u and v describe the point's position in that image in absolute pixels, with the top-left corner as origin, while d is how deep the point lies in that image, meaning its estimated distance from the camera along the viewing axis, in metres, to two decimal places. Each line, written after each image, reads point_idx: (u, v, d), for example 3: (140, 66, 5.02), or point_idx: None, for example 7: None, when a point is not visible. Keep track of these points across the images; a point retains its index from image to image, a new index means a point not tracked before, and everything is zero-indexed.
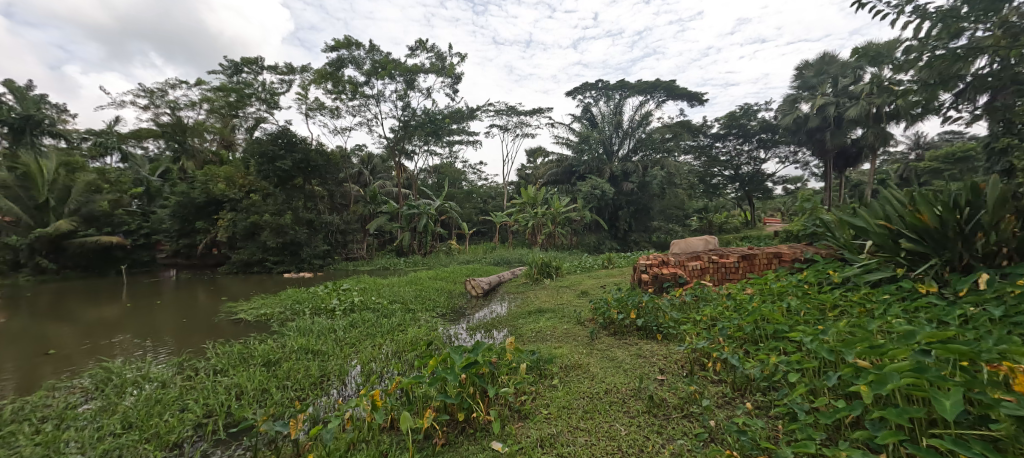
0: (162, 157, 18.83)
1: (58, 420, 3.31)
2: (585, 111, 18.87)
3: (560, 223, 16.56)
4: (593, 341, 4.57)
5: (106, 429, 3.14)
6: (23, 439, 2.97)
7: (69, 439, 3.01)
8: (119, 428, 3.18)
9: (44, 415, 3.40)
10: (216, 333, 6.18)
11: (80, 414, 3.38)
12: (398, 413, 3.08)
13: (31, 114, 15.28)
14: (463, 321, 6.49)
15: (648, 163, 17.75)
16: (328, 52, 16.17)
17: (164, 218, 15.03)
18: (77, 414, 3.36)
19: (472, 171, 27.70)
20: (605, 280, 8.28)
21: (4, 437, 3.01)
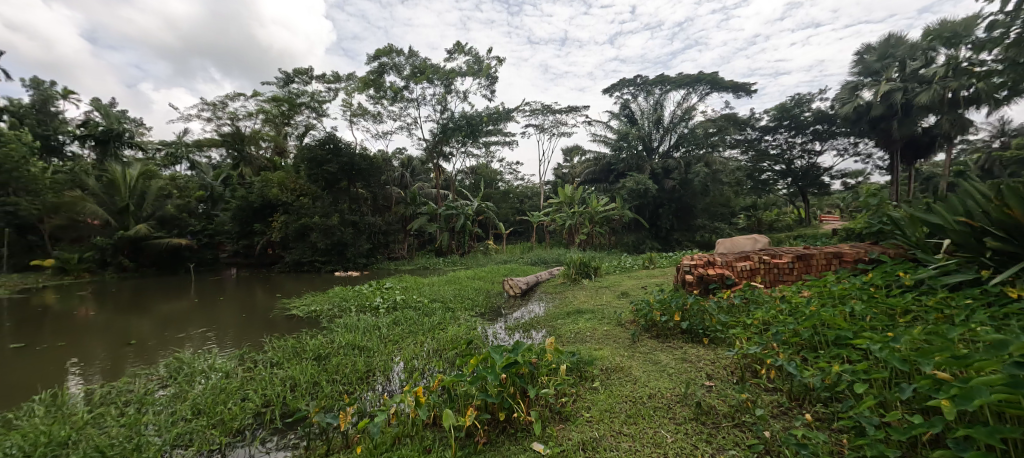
0: (223, 164, 20.28)
1: (139, 404, 3.63)
2: (624, 107, 18.43)
3: (598, 223, 16.33)
4: (634, 344, 4.46)
5: (178, 415, 3.41)
6: (111, 420, 3.28)
7: (148, 422, 3.29)
8: (190, 414, 3.44)
9: (127, 400, 3.75)
10: (272, 328, 6.57)
11: (157, 400, 3.69)
12: (440, 410, 3.14)
13: (115, 127, 16.65)
14: (501, 321, 6.53)
15: (691, 159, 17.08)
16: (371, 59, 16.78)
17: (226, 221, 16.19)
18: (154, 400, 3.68)
19: (509, 171, 27.84)
20: (645, 280, 8.06)
21: (95, 418, 3.34)
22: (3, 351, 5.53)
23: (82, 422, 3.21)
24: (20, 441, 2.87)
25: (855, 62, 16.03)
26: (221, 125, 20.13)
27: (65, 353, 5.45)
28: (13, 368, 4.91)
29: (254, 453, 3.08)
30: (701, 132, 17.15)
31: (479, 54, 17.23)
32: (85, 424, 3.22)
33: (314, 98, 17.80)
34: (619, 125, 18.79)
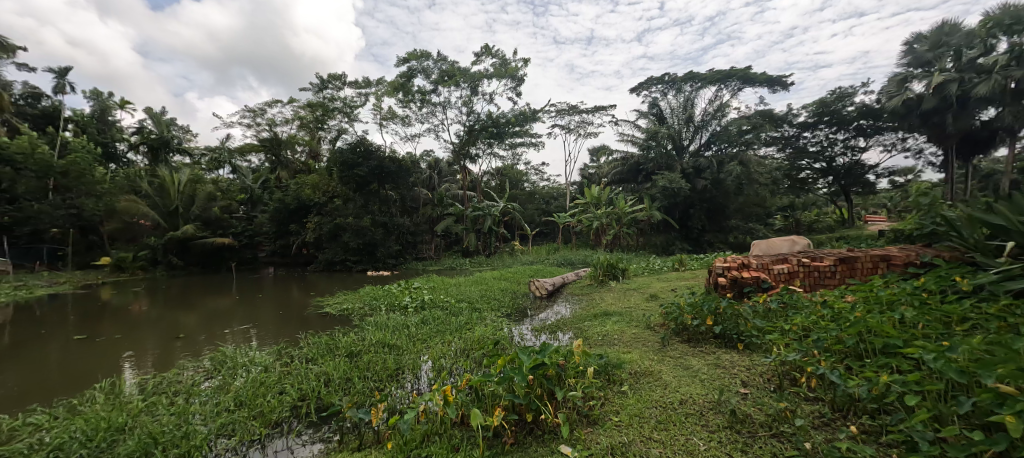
0: (261, 168, 21.22)
1: (186, 395, 3.84)
2: (653, 105, 18.06)
3: (625, 224, 16.12)
4: (665, 348, 4.35)
5: (222, 406, 3.58)
6: (163, 409, 3.49)
7: (195, 412, 3.45)
8: (232, 405, 3.60)
9: (176, 390, 3.96)
10: (307, 325, 6.80)
11: (202, 391, 3.89)
12: (468, 410, 3.16)
13: (166, 135, 17.77)
14: (527, 321, 6.55)
15: (723, 157, 16.54)
16: (400, 64, 17.12)
17: (264, 222, 16.93)
18: (200, 391, 3.88)
19: (535, 172, 27.81)
20: (676, 282, 7.86)
21: (148, 406, 3.55)
22: (68, 342, 5.97)
23: (137, 409, 3.42)
24: (85, 425, 3.09)
25: (904, 53, 15.07)
26: (260, 130, 21.07)
27: (121, 345, 5.83)
28: (77, 357, 5.30)
29: (291, 444, 3.20)
30: (735, 130, 16.57)
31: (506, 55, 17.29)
32: (139, 411, 3.42)
33: (346, 103, 18.35)
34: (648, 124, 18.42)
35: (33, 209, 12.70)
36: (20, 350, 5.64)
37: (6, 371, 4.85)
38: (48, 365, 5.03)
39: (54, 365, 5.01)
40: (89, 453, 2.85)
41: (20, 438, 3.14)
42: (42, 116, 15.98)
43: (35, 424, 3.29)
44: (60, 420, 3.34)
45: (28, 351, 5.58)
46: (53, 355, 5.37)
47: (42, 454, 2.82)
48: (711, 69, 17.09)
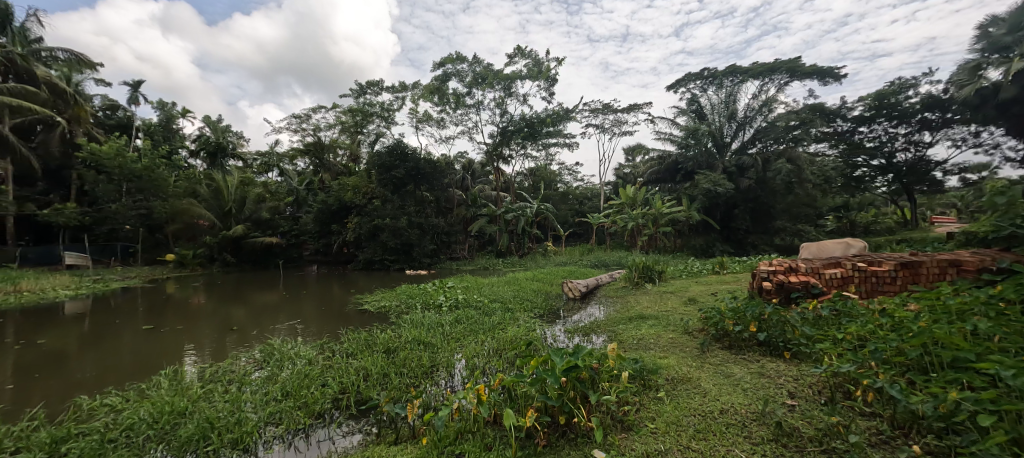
0: (305, 170, 22.24)
1: (239, 383, 4.06)
2: (692, 102, 17.47)
3: (662, 225, 15.70)
4: (704, 354, 4.18)
5: (270, 395, 3.76)
6: (218, 395, 3.72)
7: (246, 400, 3.65)
8: (280, 395, 3.78)
9: (229, 379, 4.20)
10: (348, 321, 7.06)
11: (253, 380, 4.11)
12: (501, 410, 3.14)
13: (222, 141, 19.03)
14: (560, 323, 6.48)
15: (769, 155, 15.74)
16: (435, 68, 17.46)
17: (308, 222, 17.73)
18: (251, 380, 4.09)
19: (568, 172, 27.58)
20: (716, 286, 7.55)
21: (205, 393, 3.78)
22: (137, 332, 6.49)
23: (196, 395, 3.65)
24: (151, 408, 3.34)
25: (977, 38, 13.79)
26: (304, 135, 22.11)
27: (181, 335, 6.26)
28: (144, 345, 5.74)
29: (333, 435, 3.32)
30: (783, 126, 15.71)
31: (538, 56, 17.25)
32: (198, 397, 3.65)
33: (384, 107, 18.92)
34: (687, 122, 17.84)
35: (111, 210, 14.59)
36: (96, 337, 6.18)
37: (86, 356, 5.32)
38: (121, 351, 5.49)
39: (126, 352, 5.46)
40: (156, 435, 3.07)
41: (98, 417, 3.43)
42: (117, 125, 17.50)
43: (110, 405, 3.58)
44: (130, 402, 3.63)
45: (103, 339, 6.11)
46: (124, 343, 5.85)
47: (116, 433, 3.07)
48: (755, 63, 16.33)
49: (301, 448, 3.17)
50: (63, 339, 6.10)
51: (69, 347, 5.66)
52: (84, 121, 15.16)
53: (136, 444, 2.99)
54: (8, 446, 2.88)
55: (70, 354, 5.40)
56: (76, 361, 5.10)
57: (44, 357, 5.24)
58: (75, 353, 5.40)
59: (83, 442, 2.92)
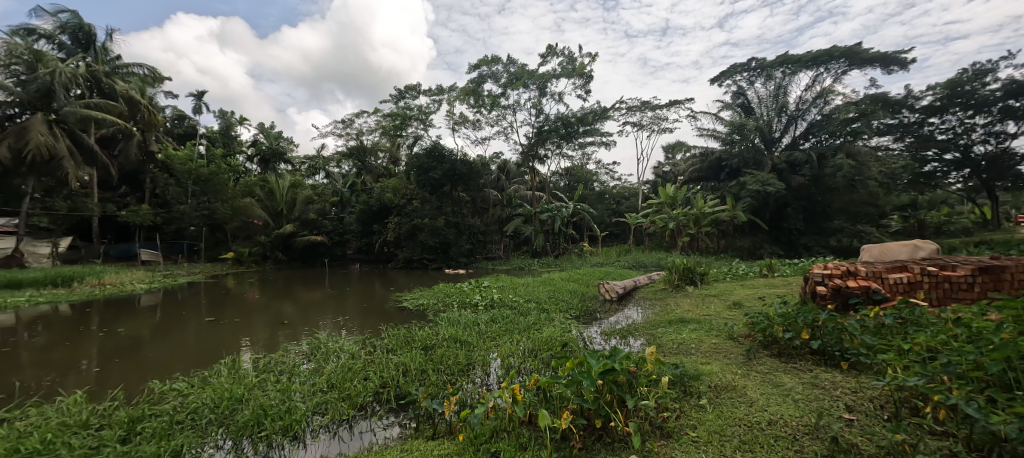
0: (348, 173, 23.16)
1: (289, 374, 4.27)
2: (737, 96, 16.69)
3: (705, 225, 15.12)
4: (751, 362, 3.96)
5: (317, 386, 3.93)
6: (271, 385, 3.93)
7: (296, 389, 3.82)
8: (326, 387, 3.93)
9: (281, 369, 4.44)
10: (388, 318, 7.27)
11: (301, 372, 4.31)
12: (536, 410, 3.12)
13: (275, 147, 20.17)
14: (597, 325, 6.36)
15: (824, 150, 14.76)
16: (471, 70, 17.68)
17: (351, 222, 18.45)
18: (300, 372, 4.29)
19: (605, 172, 27.11)
20: (764, 290, 7.16)
21: (260, 382, 4.02)
22: (200, 323, 7.00)
23: (251, 384, 3.88)
24: (212, 394, 3.57)
25: None
26: (348, 139, 23.03)
27: (237, 328, 6.69)
28: (206, 336, 6.18)
29: (374, 427, 3.42)
30: (840, 118, 14.66)
31: (571, 53, 17.02)
32: (253, 386, 3.88)
33: (422, 111, 19.38)
34: (732, 117, 17.06)
35: (179, 211, 15.87)
36: (166, 327, 6.72)
37: (156, 344, 5.79)
38: (186, 341, 5.92)
39: (190, 342, 5.89)
40: (216, 419, 3.28)
41: (168, 400, 3.71)
42: (183, 133, 18.98)
43: (177, 390, 3.87)
44: (195, 388, 3.90)
45: (171, 329, 6.63)
46: (189, 333, 6.32)
47: (182, 415, 3.30)
48: (808, 52, 15.35)
49: (346, 439, 3.28)
50: (138, 327, 6.68)
51: (143, 335, 6.19)
52: (156, 130, 16.54)
53: (200, 426, 3.21)
54: (95, 422, 3.18)
55: (144, 341, 5.90)
56: (149, 349, 5.55)
57: (122, 344, 5.76)
58: (148, 341, 5.89)
59: (155, 422, 3.17)
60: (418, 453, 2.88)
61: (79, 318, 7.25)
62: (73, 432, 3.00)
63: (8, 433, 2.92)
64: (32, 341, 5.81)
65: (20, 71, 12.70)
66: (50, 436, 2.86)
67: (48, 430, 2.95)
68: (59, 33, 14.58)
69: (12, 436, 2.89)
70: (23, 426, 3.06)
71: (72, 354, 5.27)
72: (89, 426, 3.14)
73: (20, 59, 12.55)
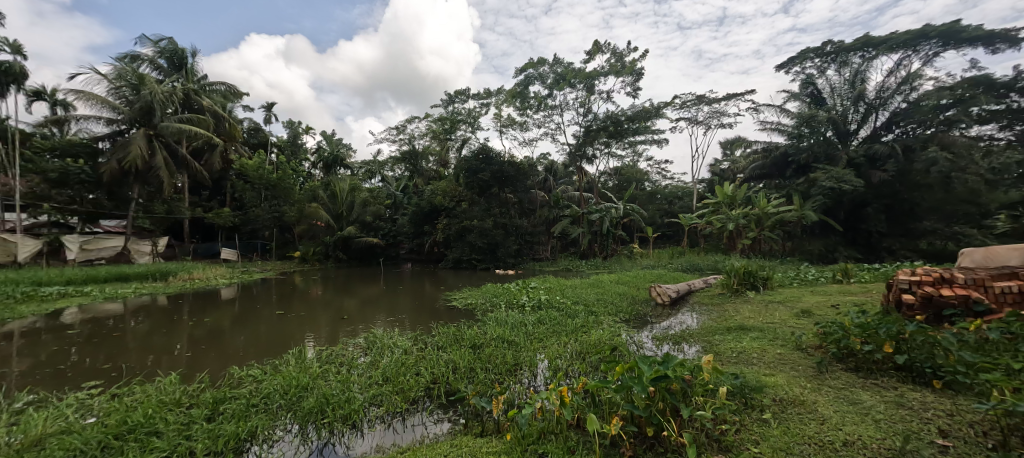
0: (401, 176, 24.09)
1: (348, 366, 4.49)
2: (806, 85, 15.44)
3: (768, 225, 14.19)
4: (822, 376, 3.61)
5: (374, 379, 4.08)
6: (333, 375, 4.14)
7: (354, 381, 4.00)
8: (381, 380, 4.08)
9: (341, 361, 4.68)
10: (438, 316, 7.46)
11: (359, 364, 4.51)
12: (585, 414, 3.04)
13: (336, 153, 21.57)
14: (648, 329, 6.13)
15: (911, 142, 13.27)
16: (518, 73, 17.77)
17: (404, 224, 19.17)
18: (358, 365, 4.50)
19: (656, 171, 26.16)
20: (838, 297, 6.52)
21: (323, 372, 4.26)
22: (271, 316, 7.58)
23: (315, 373, 4.12)
24: (282, 381, 3.83)
25: None
26: (401, 144, 23.97)
27: (303, 321, 7.17)
28: (276, 328, 6.68)
29: (425, 421, 3.51)
30: (930, 106, 13.12)
31: (620, 49, 16.60)
32: (317, 375, 4.11)
33: (470, 114, 19.76)
34: (800, 108, 15.82)
35: (254, 214, 17.32)
36: (242, 319, 7.34)
37: (234, 334, 6.33)
38: (259, 331, 6.43)
39: (263, 333, 6.39)
40: (286, 404, 3.52)
41: (245, 384, 4.04)
42: (257, 143, 20.68)
43: (253, 376, 4.20)
44: (268, 375, 4.22)
45: (247, 320, 7.24)
46: (262, 325, 6.86)
47: (257, 399, 3.57)
48: (893, 33, 13.84)
49: (399, 430, 3.39)
50: (220, 318, 7.36)
51: (223, 325, 6.80)
52: (235, 140, 18.14)
53: (272, 410, 3.45)
54: (186, 401, 3.51)
55: (223, 331, 6.47)
56: (228, 338, 6.08)
57: (206, 333, 6.35)
58: (226, 331, 6.46)
59: (235, 405, 3.44)
60: (468, 449, 2.91)
61: (173, 308, 8.11)
62: (169, 409, 3.33)
63: (119, 407, 3.29)
64: (136, 327, 6.57)
65: (127, 92, 14.35)
66: (151, 410, 3.20)
67: (150, 405, 3.30)
68: (157, 57, 16.34)
69: (121, 409, 3.26)
70: (131, 401, 3.45)
71: (167, 341, 5.89)
72: (181, 404, 3.47)
73: (127, 82, 14.19)
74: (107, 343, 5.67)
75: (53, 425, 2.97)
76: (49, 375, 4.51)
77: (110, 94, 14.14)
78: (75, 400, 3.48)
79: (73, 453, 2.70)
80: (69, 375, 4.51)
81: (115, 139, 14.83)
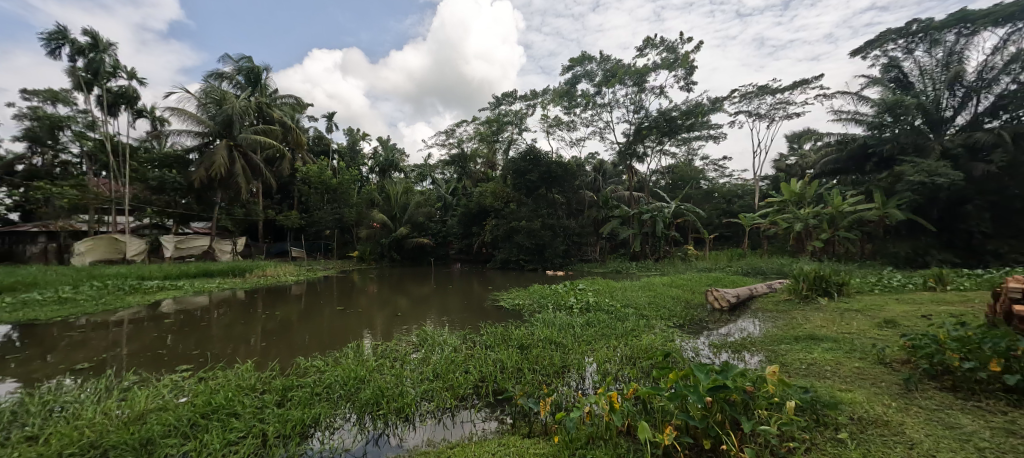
0: (450, 178, 24.62)
1: (402, 361, 4.63)
2: (889, 68, 13.93)
3: (843, 225, 13.00)
4: (911, 394, 3.19)
5: (425, 374, 4.17)
6: (388, 369, 4.28)
7: (407, 375, 4.10)
8: (432, 375, 4.15)
9: (394, 356, 4.83)
10: (486, 316, 7.50)
11: (411, 360, 4.63)
12: (636, 421, 2.90)
13: (390, 157, 22.48)
14: (704, 335, 5.79)
15: (1021, 128, 11.56)
16: (565, 72, 17.55)
17: (453, 225, 19.61)
18: (410, 360, 4.62)
19: (712, 169, 24.80)
20: (930, 306, 5.79)
21: (378, 366, 4.40)
22: (332, 311, 8.03)
23: (372, 367, 4.28)
24: (342, 373, 4.01)
25: None
26: (450, 147, 24.52)
27: (360, 317, 7.51)
28: (336, 323, 7.04)
29: (474, 419, 3.52)
30: None
31: (672, 42, 15.91)
32: (373, 369, 4.27)
33: (517, 116, 19.79)
34: (881, 95, 14.28)
35: (318, 216, 18.52)
36: (307, 313, 7.83)
37: (300, 327, 6.77)
38: (322, 326, 6.81)
39: (325, 327, 6.76)
40: (345, 395, 3.67)
41: (310, 374, 4.28)
42: (320, 149, 22.07)
43: (316, 366, 4.45)
44: (329, 366, 4.44)
45: (311, 315, 7.71)
46: (324, 320, 7.27)
47: (320, 388, 3.76)
48: (997, 5, 12.12)
49: (448, 426, 3.42)
50: (288, 312, 7.91)
51: (291, 319, 7.29)
52: (301, 148, 19.49)
53: (333, 399, 3.62)
54: (259, 387, 3.77)
55: (290, 324, 6.93)
56: (295, 330, 6.51)
57: (276, 325, 6.84)
58: (293, 324, 6.90)
59: (301, 392, 3.63)
60: (515, 450, 2.87)
61: (247, 302, 8.83)
62: (245, 393, 3.60)
63: (204, 389, 3.60)
64: (218, 318, 7.21)
65: (212, 108, 15.85)
66: (231, 394, 3.46)
67: (230, 389, 3.58)
68: (235, 74, 17.91)
69: (206, 391, 3.55)
70: (215, 384, 3.77)
71: (244, 331, 6.41)
72: (256, 390, 3.73)
73: (212, 98, 15.69)
74: (195, 332, 6.27)
75: (151, 402, 3.30)
76: (150, 358, 5.05)
77: (198, 110, 15.71)
78: (169, 381, 3.85)
79: (168, 428, 2.96)
80: (165, 359, 5.03)
81: (201, 150, 16.42)
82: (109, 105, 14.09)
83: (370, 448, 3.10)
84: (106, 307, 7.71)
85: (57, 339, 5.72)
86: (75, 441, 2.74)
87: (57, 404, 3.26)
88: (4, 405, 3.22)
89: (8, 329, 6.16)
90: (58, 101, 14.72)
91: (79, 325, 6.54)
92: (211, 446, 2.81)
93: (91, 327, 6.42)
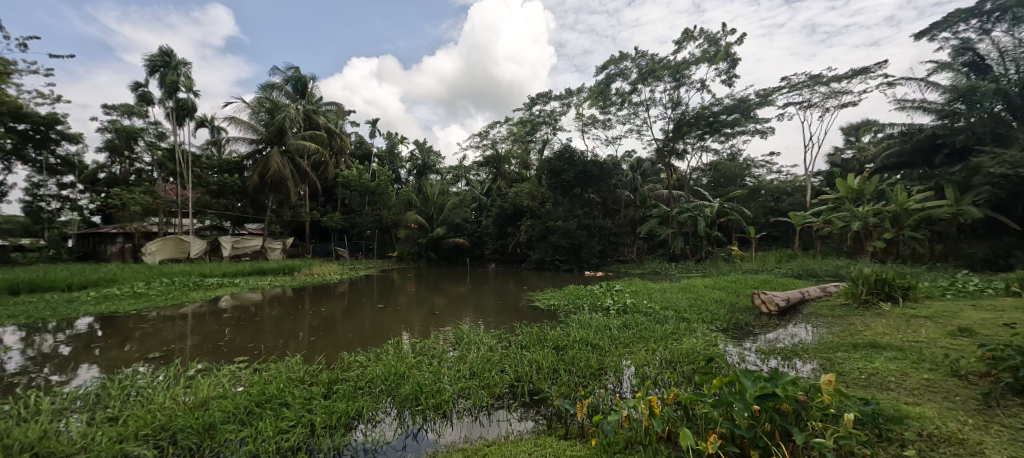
0: (485, 179, 24.80)
1: (439, 359, 4.70)
2: (961, 51, 12.70)
3: (910, 223, 12.01)
4: (991, 411, 2.88)
5: (462, 372, 4.20)
6: (425, 366, 4.35)
7: (445, 373, 4.16)
8: (469, 374, 4.18)
9: (432, 354, 4.91)
10: (521, 316, 7.49)
11: (448, 358, 4.69)
12: (677, 427, 2.78)
13: (426, 159, 22.93)
14: (750, 340, 5.48)
15: None
16: (600, 70, 17.28)
17: (489, 225, 19.76)
18: (448, 358, 4.68)
19: (758, 165, 23.58)
20: (1014, 313, 5.22)
21: (417, 362, 4.49)
22: (373, 309, 8.26)
23: (411, 363, 4.38)
24: (383, 368, 4.12)
25: None
26: (485, 148, 24.70)
27: (399, 315, 7.68)
28: (376, 320, 7.25)
29: (510, 418, 3.51)
30: None
31: (713, 34, 15.26)
32: (413, 365, 4.37)
33: (552, 115, 19.70)
34: (953, 81, 13.03)
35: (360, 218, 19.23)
36: (349, 311, 8.10)
37: (343, 323, 7.01)
38: (364, 323, 7.03)
39: (367, 324, 6.95)
40: (385, 389, 3.77)
41: (353, 368, 4.44)
42: (361, 154, 22.89)
43: (359, 361, 4.60)
44: (371, 361, 4.58)
45: (354, 312, 7.95)
46: (366, 317, 7.50)
47: (363, 382, 3.88)
48: None
49: (485, 424, 3.43)
50: (332, 309, 8.22)
51: (336, 316, 7.57)
52: (343, 152, 20.26)
53: (375, 393, 3.72)
54: (308, 379, 3.95)
55: (334, 321, 7.19)
56: (339, 326, 6.76)
57: (322, 321, 7.13)
58: (338, 321, 7.16)
59: (345, 386, 3.76)
60: (552, 451, 2.84)
61: (296, 299, 9.27)
62: (295, 384, 3.77)
63: (258, 379, 3.82)
64: (269, 314, 7.61)
65: (264, 117, 16.78)
66: (282, 385, 3.63)
67: (282, 379, 3.78)
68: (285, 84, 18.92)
69: (261, 382, 3.76)
70: (268, 375, 3.98)
71: (293, 326, 6.72)
72: (305, 382, 3.91)
73: (264, 107, 16.64)
74: (249, 326, 6.66)
75: (213, 390, 3.52)
76: (212, 350, 5.41)
77: (252, 119, 16.70)
78: (229, 371, 4.09)
79: (227, 414, 3.14)
80: (224, 351, 5.37)
81: (255, 157, 17.46)
82: (176, 116, 15.27)
83: (410, 442, 3.15)
84: (173, 302, 8.33)
85: (132, 330, 6.24)
86: (149, 423, 2.96)
87: (134, 388, 3.54)
88: (91, 388, 3.53)
89: (93, 320, 6.80)
90: (133, 114, 16.10)
91: (151, 317, 7.11)
92: (265, 433, 2.96)
93: (159, 320, 6.94)
